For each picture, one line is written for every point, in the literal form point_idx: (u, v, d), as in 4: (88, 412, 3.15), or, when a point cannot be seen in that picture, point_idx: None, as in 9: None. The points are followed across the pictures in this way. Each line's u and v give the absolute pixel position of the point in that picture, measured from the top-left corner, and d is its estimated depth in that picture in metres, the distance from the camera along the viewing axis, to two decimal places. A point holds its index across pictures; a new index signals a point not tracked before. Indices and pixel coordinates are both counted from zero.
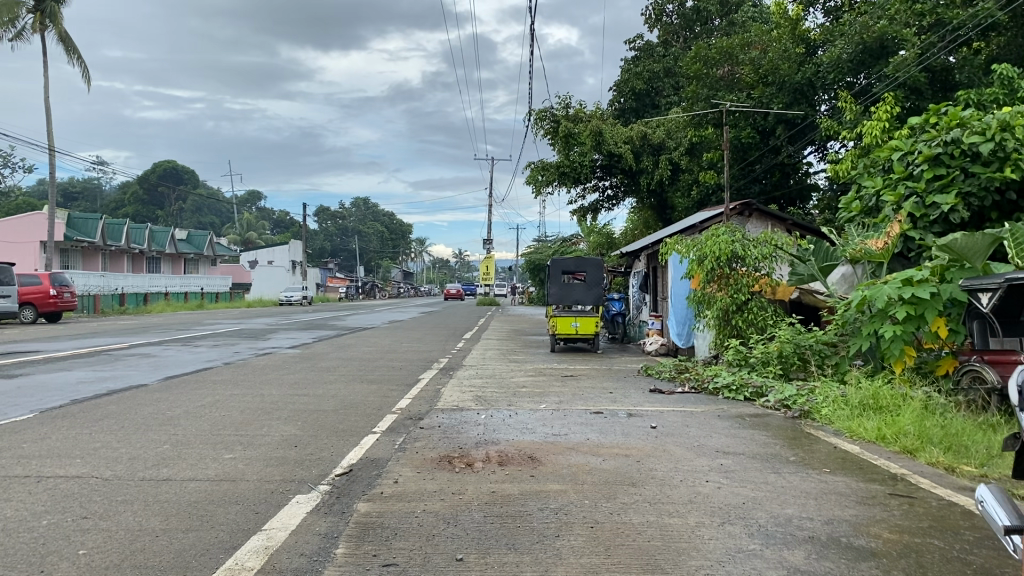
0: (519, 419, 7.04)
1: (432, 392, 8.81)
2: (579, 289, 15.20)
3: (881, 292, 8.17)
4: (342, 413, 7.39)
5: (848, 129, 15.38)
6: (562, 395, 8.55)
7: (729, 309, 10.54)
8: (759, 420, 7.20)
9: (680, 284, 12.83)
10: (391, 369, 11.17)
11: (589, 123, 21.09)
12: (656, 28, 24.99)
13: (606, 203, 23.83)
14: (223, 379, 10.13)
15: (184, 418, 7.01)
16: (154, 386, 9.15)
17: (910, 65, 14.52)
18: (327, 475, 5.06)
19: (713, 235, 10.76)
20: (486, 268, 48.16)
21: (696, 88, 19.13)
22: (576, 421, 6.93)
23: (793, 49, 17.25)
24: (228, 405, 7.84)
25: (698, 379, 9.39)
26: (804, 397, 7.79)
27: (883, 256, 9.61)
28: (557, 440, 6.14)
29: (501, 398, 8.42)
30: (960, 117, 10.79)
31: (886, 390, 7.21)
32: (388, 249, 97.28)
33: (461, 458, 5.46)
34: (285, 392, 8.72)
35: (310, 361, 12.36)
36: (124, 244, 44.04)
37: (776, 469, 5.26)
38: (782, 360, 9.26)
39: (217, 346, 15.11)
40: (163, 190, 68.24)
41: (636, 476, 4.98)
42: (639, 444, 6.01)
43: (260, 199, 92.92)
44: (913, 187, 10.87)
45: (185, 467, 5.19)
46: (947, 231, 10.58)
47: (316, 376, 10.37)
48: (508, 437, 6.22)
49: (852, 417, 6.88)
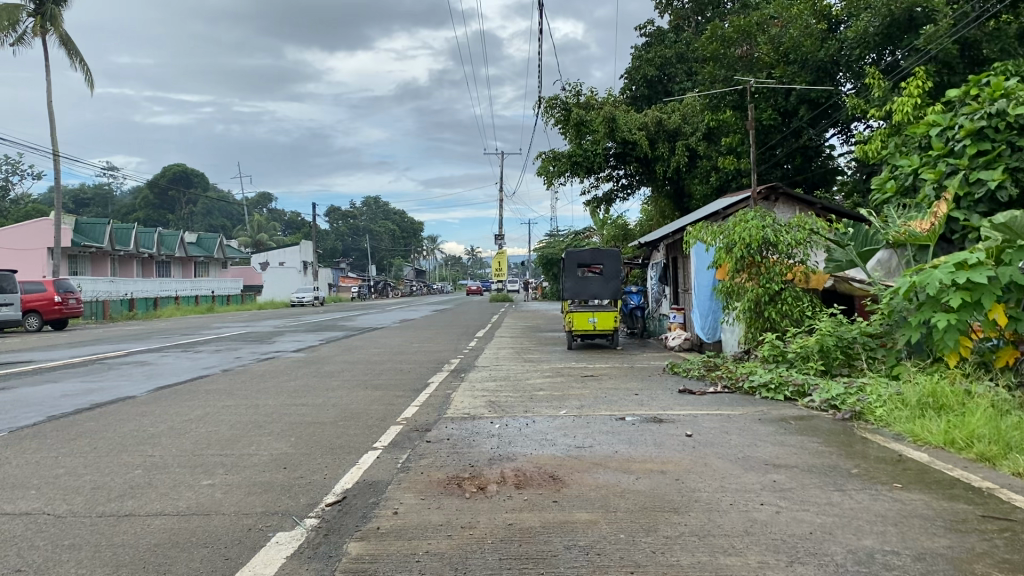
0: (537, 429, 6.31)
1: (442, 399, 8.08)
2: (595, 282, 14.44)
3: (932, 277, 7.38)
4: (340, 426, 6.67)
5: (876, 108, 14.51)
6: (583, 399, 7.82)
7: (761, 300, 9.75)
8: (805, 424, 6.45)
9: (705, 274, 12.07)
10: (399, 374, 10.45)
11: (602, 110, 20.31)
12: (666, 14, 24.22)
13: (620, 193, 23.01)
14: (217, 388, 9.45)
15: (165, 436, 6.32)
16: (142, 399, 8.47)
17: (943, 37, 13.65)
18: (317, 504, 4.36)
19: (741, 221, 10.00)
20: (498, 265, 47.29)
21: (713, 70, 18.32)
22: (601, 430, 6.20)
23: (815, 25, 16.44)
24: (217, 419, 7.15)
25: (731, 378, 8.63)
26: (854, 396, 7.04)
27: (930, 239, 8.84)
28: (581, 453, 5.40)
29: (517, 403, 7.69)
30: (1005, 87, 9.99)
31: (947, 387, 6.45)
32: (399, 248, 96.86)
33: (472, 481, 4.73)
34: (281, 403, 8.02)
35: (314, 366, 11.68)
36: (133, 249, 43.58)
37: (839, 487, 4.52)
38: (823, 354, 8.51)
39: (219, 352, 14.44)
40: (173, 194, 67.89)
41: (678, 500, 4.25)
42: (676, 457, 5.28)
43: (270, 201, 92.43)
44: (954, 165, 10.08)
45: (153, 498, 4.49)
46: (994, 210, 9.75)
47: (317, 383, 9.65)
48: (525, 451, 5.50)
49: (912, 419, 6.12)
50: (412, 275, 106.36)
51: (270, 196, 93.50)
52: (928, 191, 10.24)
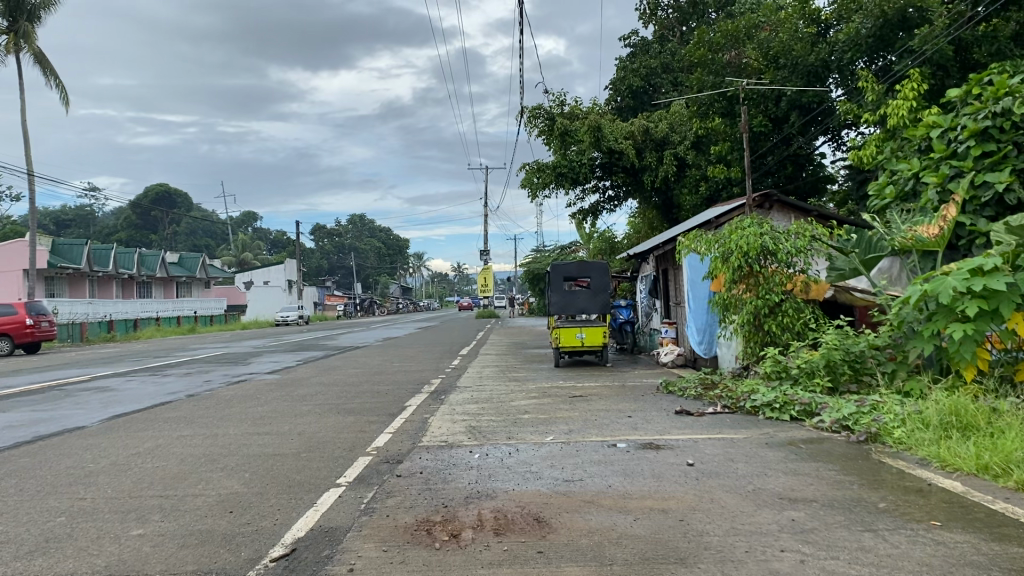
0: (521, 459, 5.68)
1: (418, 425, 7.43)
2: (583, 296, 13.87)
3: (945, 283, 6.80)
4: (302, 459, 6.00)
5: (870, 112, 14.03)
6: (571, 423, 7.19)
7: (760, 312, 9.16)
8: (817, 448, 5.85)
9: (700, 285, 11.47)
10: (375, 396, 9.79)
11: (587, 119, 19.75)
12: (650, 24, 23.84)
13: (606, 204, 22.44)
14: (178, 416, 8.75)
15: (104, 474, 5.64)
16: (92, 430, 7.76)
17: (938, 37, 13.16)
18: (259, 559, 3.70)
19: (737, 229, 9.41)
20: (484, 280, 46.59)
21: (701, 76, 17.84)
22: (591, 460, 5.56)
23: (805, 29, 16.08)
24: (168, 452, 6.47)
25: (732, 398, 8.01)
26: (868, 415, 6.44)
27: (939, 244, 8.32)
28: (571, 489, 4.77)
29: (499, 429, 7.04)
30: (1008, 85, 9.47)
31: (969, 404, 5.86)
32: (384, 265, 96.18)
33: (444, 526, 4.08)
34: (242, 432, 7.35)
35: (287, 389, 11.01)
36: (113, 270, 42.72)
37: (869, 526, 3.90)
38: (830, 370, 7.87)
39: (189, 375, 13.73)
40: (155, 214, 67.00)
41: (684, 548, 3.63)
42: (677, 492, 4.65)
43: (254, 220, 91.56)
44: (958, 167, 9.53)
45: (70, 555, 3.82)
46: (1001, 214, 9.20)
47: (287, 408, 8.97)
48: (507, 487, 4.86)
49: (937, 442, 5.51)
50: (399, 292, 105.62)
51: (255, 215, 92.63)
52: (931, 196, 9.67)
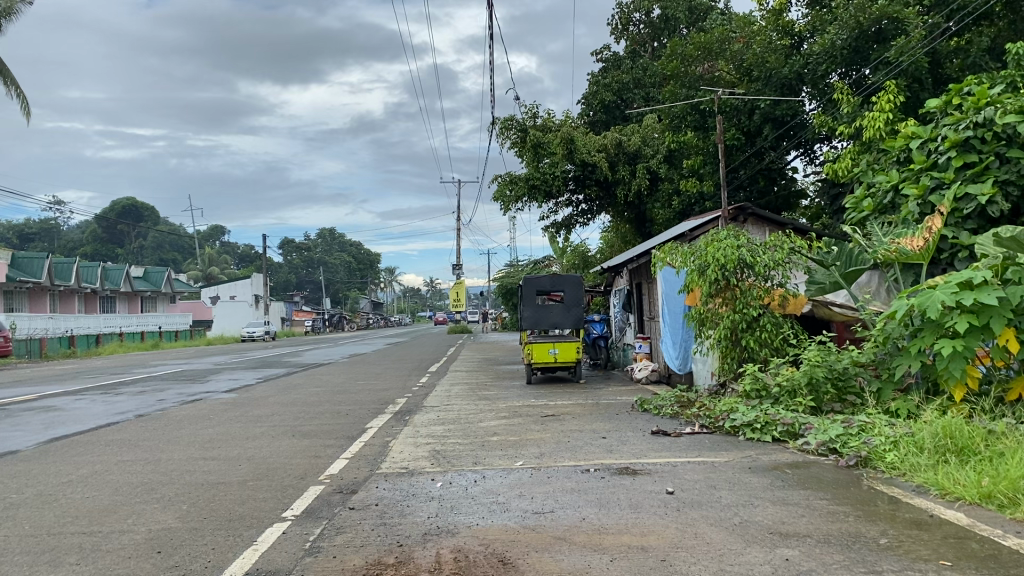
0: (486, 489, 5.22)
1: (379, 449, 6.93)
2: (555, 310, 13.46)
3: (933, 297, 6.44)
4: (247, 488, 5.49)
5: (845, 124, 13.81)
6: (541, 446, 6.74)
7: (737, 328, 8.78)
8: (804, 473, 5.46)
9: (675, 300, 11.08)
10: (336, 417, 9.28)
11: (560, 132, 19.41)
12: (622, 39, 23.64)
13: (579, 217, 22.10)
14: (122, 438, 8.16)
15: (25, 507, 5.08)
16: (24, 455, 7.16)
17: (914, 48, 12.97)
18: None
19: (713, 241, 9.02)
20: (455, 295, 46.07)
21: (674, 89, 17.60)
22: (563, 489, 5.12)
23: (779, 41, 15.92)
24: (101, 480, 5.92)
25: (710, 417, 7.60)
26: (857, 438, 6.05)
27: (922, 257, 8.01)
28: (540, 523, 4.32)
29: (465, 453, 6.58)
30: (989, 95, 9.22)
31: (963, 426, 5.50)
32: (355, 280, 95.25)
33: (397, 569, 3.60)
34: (187, 456, 6.81)
35: (243, 409, 10.44)
36: (74, 285, 41.61)
37: (872, 567, 3.50)
38: (812, 389, 7.46)
39: (143, 393, 13.07)
40: (121, 228, 65.69)
41: None
42: (658, 526, 4.22)
43: (223, 234, 90.28)
44: (939, 178, 9.23)
45: None
46: (983, 227, 8.91)
47: (241, 430, 8.43)
48: (470, 522, 4.40)
49: (933, 467, 5.13)
50: (370, 307, 104.65)
51: (223, 229, 91.33)
52: (912, 208, 9.38)
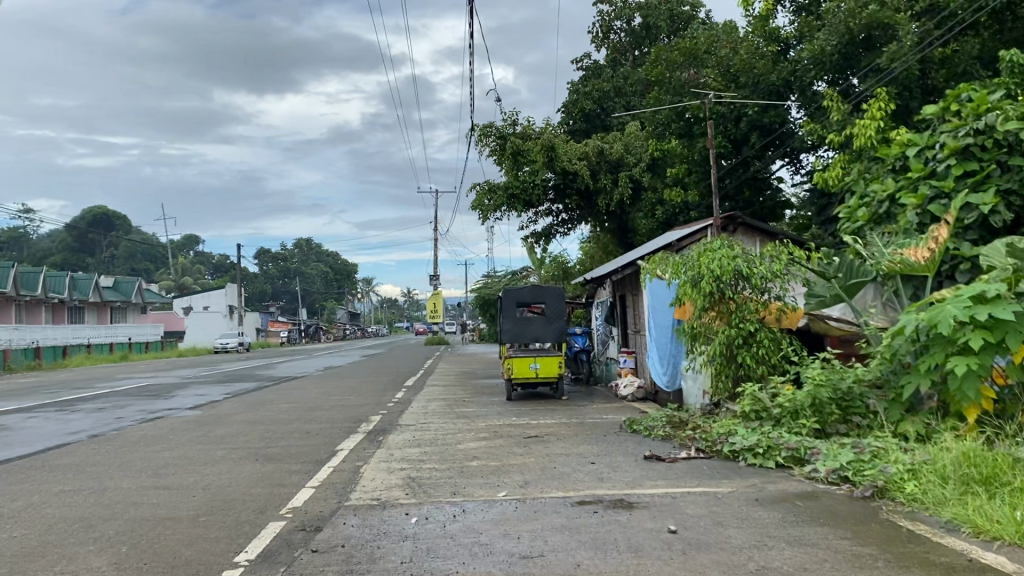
0: (467, 526, 4.67)
1: (349, 476, 6.35)
2: (537, 323, 12.94)
3: (944, 311, 5.98)
4: (198, 525, 4.90)
5: (835, 133, 13.41)
6: (525, 473, 6.20)
7: (733, 343, 8.29)
8: (816, 505, 4.96)
9: (663, 312, 10.60)
10: (304, 438, 8.67)
11: (540, 139, 18.91)
12: (603, 47, 23.26)
13: (559, 227, 21.63)
14: (69, 463, 7.49)
15: None
16: None
17: (907, 53, 12.58)
18: None
19: (706, 251, 8.54)
20: (433, 306, 45.47)
21: (658, 95, 17.20)
22: (553, 526, 4.58)
23: (766, 47, 15.42)
24: (34, 515, 5.28)
25: (706, 440, 7.10)
26: (870, 465, 5.57)
27: (928, 269, 7.57)
28: (528, 571, 3.77)
29: (442, 481, 6.02)
30: (988, 102, 8.81)
31: (987, 452, 5.04)
32: (331, 291, 94.30)
33: None
34: (136, 485, 6.19)
35: (206, 428, 9.80)
36: (41, 296, 40.54)
37: None
38: (815, 410, 6.97)
39: (102, 411, 12.36)
40: (92, 237, 64.48)
41: None
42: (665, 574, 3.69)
43: (196, 243, 89.04)
44: (938, 187, 8.79)
45: None
46: (985, 238, 8.45)
47: (200, 452, 7.80)
48: (450, 569, 3.84)
49: (959, 501, 4.65)
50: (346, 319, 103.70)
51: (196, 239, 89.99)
52: (910, 218, 8.94)
